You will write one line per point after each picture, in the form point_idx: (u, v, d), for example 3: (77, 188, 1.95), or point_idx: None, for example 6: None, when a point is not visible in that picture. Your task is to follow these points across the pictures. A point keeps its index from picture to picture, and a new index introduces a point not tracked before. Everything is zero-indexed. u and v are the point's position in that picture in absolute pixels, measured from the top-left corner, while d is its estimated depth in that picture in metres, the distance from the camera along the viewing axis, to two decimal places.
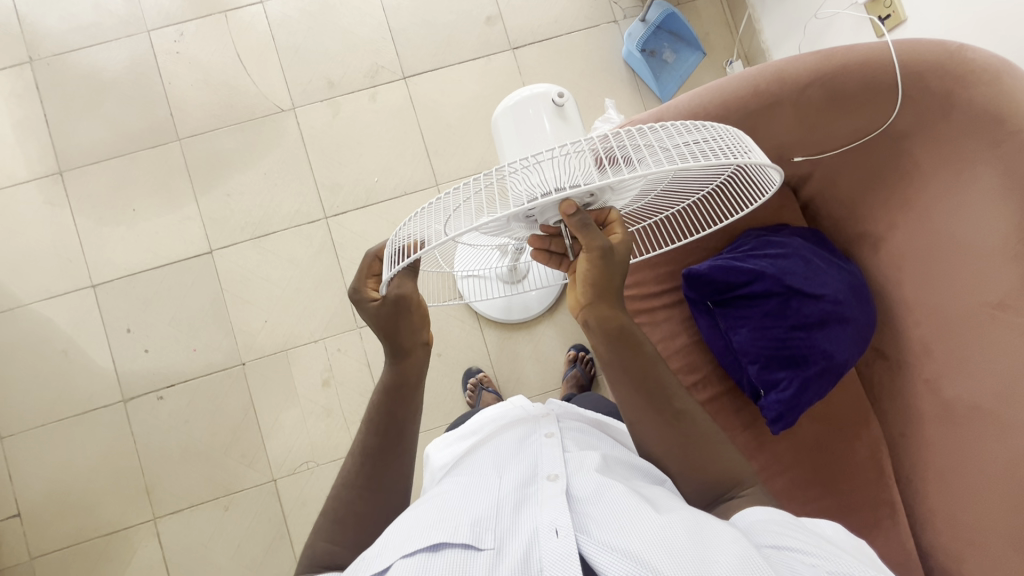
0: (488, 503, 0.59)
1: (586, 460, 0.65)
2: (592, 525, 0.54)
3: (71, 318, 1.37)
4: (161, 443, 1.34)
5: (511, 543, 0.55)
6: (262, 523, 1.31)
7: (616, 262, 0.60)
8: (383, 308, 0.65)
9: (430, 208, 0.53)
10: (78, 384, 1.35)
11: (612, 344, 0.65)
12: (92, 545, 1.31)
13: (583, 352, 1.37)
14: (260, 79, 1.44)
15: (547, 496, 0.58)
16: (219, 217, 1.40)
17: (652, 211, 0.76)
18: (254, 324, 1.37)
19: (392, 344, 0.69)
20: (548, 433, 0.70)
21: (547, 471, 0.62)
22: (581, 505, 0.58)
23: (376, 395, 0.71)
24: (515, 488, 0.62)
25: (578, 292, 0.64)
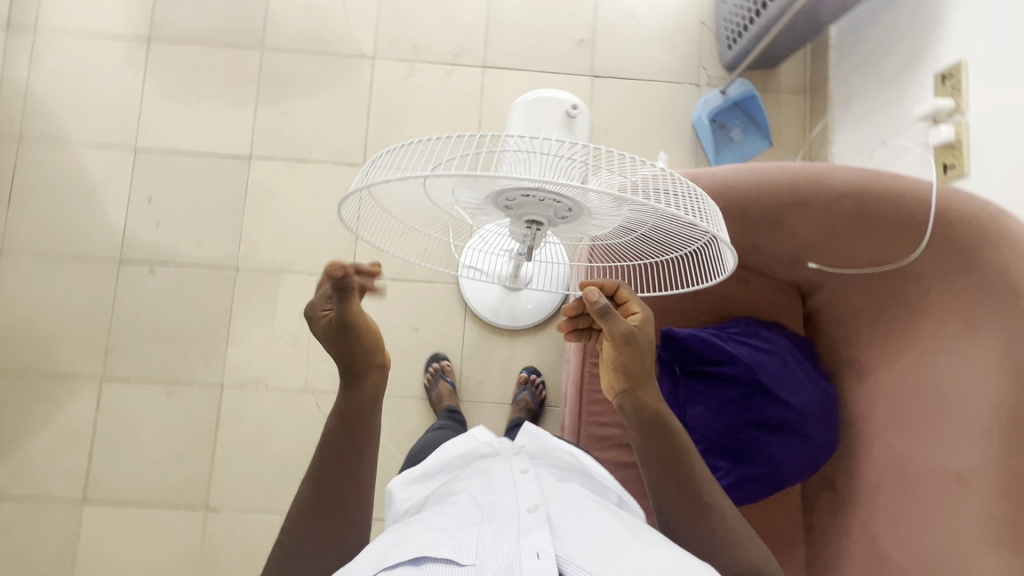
0: (467, 531, 0.60)
1: (565, 499, 0.67)
2: (573, 551, 0.56)
3: (105, 171, 1.44)
4: (136, 313, 1.38)
5: (491, 557, 0.56)
6: (195, 422, 1.35)
7: (640, 346, 0.69)
8: (337, 329, 0.66)
9: (403, 153, 0.54)
10: (87, 231, 1.41)
11: (641, 434, 0.69)
12: (37, 381, 1.35)
13: (536, 375, 1.38)
14: (356, 22, 1.50)
15: (527, 525, 0.59)
16: (269, 130, 1.46)
17: (629, 253, 0.75)
18: (260, 238, 1.41)
19: (345, 367, 0.69)
20: (523, 470, 0.72)
21: (527, 504, 0.64)
22: (560, 533, 0.59)
23: (330, 424, 0.69)
24: (492, 519, 0.62)
25: (611, 378, 0.72)
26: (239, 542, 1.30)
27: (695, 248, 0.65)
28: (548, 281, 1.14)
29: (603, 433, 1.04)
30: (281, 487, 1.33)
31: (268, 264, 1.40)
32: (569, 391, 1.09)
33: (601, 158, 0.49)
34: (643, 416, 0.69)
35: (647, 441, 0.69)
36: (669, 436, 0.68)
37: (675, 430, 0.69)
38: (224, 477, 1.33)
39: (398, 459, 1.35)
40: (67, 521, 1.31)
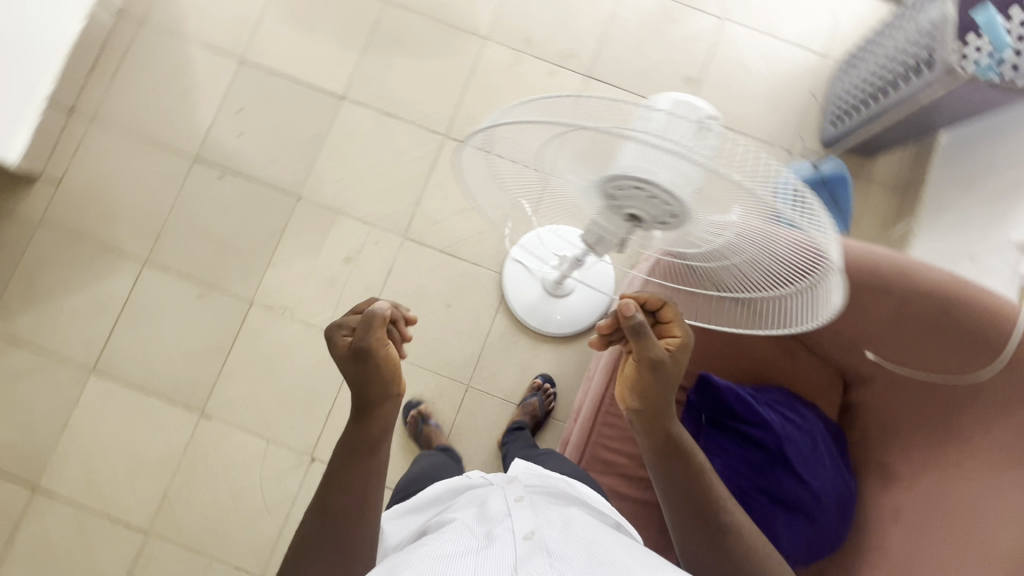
0: (465, 557, 0.65)
1: (561, 526, 0.73)
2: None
3: (207, 72, 1.49)
4: (194, 211, 1.43)
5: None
6: (218, 329, 1.39)
7: (665, 375, 0.68)
8: (355, 354, 0.69)
9: (529, 112, 0.48)
10: (173, 122, 1.47)
11: (653, 453, 0.72)
12: (87, 246, 1.41)
13: (548, 385, 1.37)
14: (480, 0, 1.53)
15: (522, 554, 0.64)
16: (368, 77, 1.49)
17: (703, 281, 0.73)
18: (329, 176, 1.45)
19: (359, 393, 0.72)
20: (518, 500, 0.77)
21: (522, 531, 0.69)
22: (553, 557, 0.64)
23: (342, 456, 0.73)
24: (491, 545, 0.67)
25: (626, 395, 0.73)
26: (224, 453, 1.34)
27: (790, 292, 0.61)
28: (592, 280, 1.28)
29: (607, 458, 1.03)
30: (276, 416, 1.36)
31: (329, 203, 1.44)
32: (585, 408, 1.07)
33: (752, 163, 0.45)
34: (654, 437, 0.71)
35: (663, 466, 0.71)
36: (681, 458, 0.70)
37: (694, 456, 0.71)
38: (228, 390, 1.37)
39: (394, 425, 1.37)
40: (72, 385, 1.35)
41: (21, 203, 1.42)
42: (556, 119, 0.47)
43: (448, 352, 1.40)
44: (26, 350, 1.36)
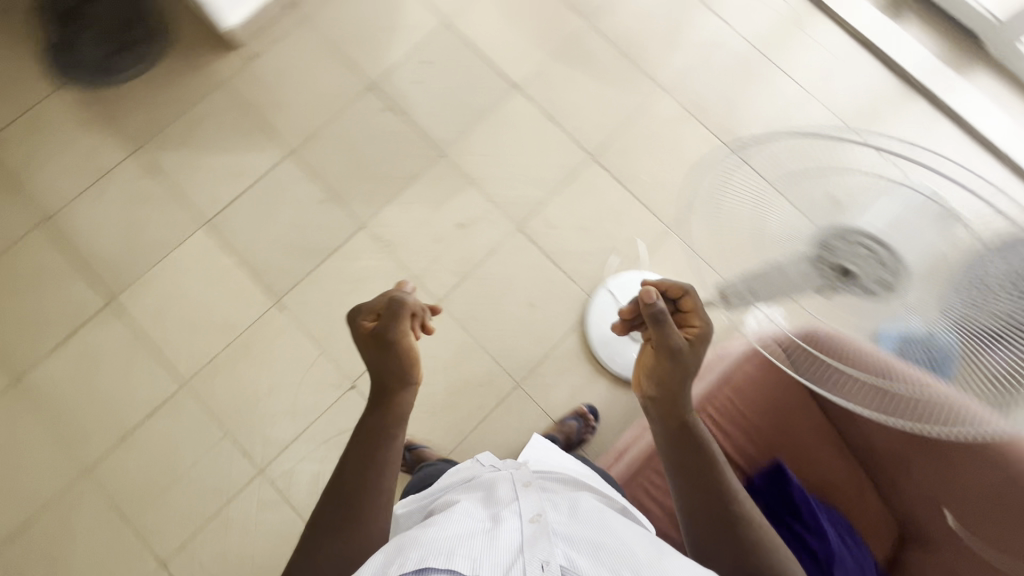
0: (470, 537, 0.68)
1: (572, 512, 0.76)
2: (572, 556, 0.66)
3: (409, 20, 1.61)
4: (348, 129, 1.53)
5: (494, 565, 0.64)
6: (322, 237, 1.47)
7: (682, 362, 0.74)
8: (376, 340, 0.79)
9: (811, 141, 0.66)
10: (363, 49, 1.59)
11: (667, 436, 0.76)
12: (247, 122, 1.53)
13: (592, 417, 1.36)
14: (668, 55, 1.62)
15: (530, 536, 0.69)
16: (544, 79, 1.59)
17: (838, 354, 0.69)
18: (475, 148, 1.53)
19: (378, 380, 0.80)
20: (525, 485, 0.81)
21: (530, 514, 0.73)
22: (558, 539, 0.69)
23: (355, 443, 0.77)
24: (498, 525, 0.71)
25: (645, 382, 0.78)
26: (280, 346, 1.41)
27: None
28: None
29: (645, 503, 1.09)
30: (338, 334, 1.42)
31: (466, 172, 1.52)
32: (633, 448, 1.15)
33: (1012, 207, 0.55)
34: (671, 420, 0.76)
35: (671, 451, 0.75)
36: (695, 445, 0.74)
37: (704, 443, 0.75)
38: (307, 294, 1.44)
39: (436, 390, 1.40)
40: (183, 230, 1.46)
41: (211, 64, 1.56)
42: (838, 160, 0.65)
43: (512, 348, 1.43)
44: (161, 184, 1.49)
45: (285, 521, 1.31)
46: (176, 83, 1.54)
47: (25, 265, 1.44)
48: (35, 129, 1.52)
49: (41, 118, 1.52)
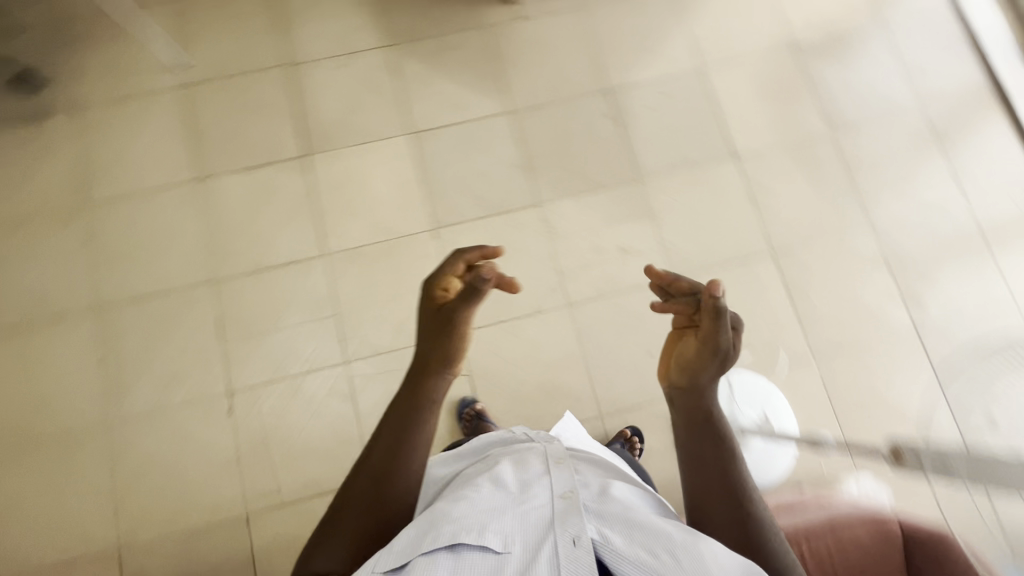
0: (503, 511, 0.67)
1: (603, 486, 0.72)
2: (606, 536, 0.64)
3: (667, 50, 1.65)
4: (567, 117, 1.59)
5: (526, 541, 0.63)
6: (499, 196, 1.52)
7: (721, 356, 0.73)
8: (440, 316, 0.78)
9: None
10: (615, 56, 1.64)
11: (691, 428, 0.75)
12: (486, 69, 1.62)
13: (635, 437, 1.34)
14: (890, 197, 1.57)
15: (562, 514, 0.66)
16: (763, 162, 1.58)
17: None
18: (669, 190, 1.55)
19: (426, 351, 0.80)
20: (557, 458, 0.76)
21: (561, 489, 0.69)
22: (592, 517, 0.66)
23: (392, 416, 0.78)
24: (526, 499, 0.69)
25: (671, 369, 0.76)
26: (416, 269, 1.47)
27: None
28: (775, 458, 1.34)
29: None
30: None
31: (651, 207, 1.53)
32: None
33: None
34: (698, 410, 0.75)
35: (692, 438, 0.75)
36: (717, 438, 0.74)
37: (726, 435, 0.74)
38: (462, 237, 1.49)
39: (527, 380, 1.41)
40: (391, 130, 1.56)
41: (482, 6, 1.66)
42: None
43: (611, 383, 1.42)
44: (393, 84, 1.60)
45: (343, 417, 1.36)
46: (450, 7, 1.65)
47: (254, 92, 1.58)
48: None
49: None
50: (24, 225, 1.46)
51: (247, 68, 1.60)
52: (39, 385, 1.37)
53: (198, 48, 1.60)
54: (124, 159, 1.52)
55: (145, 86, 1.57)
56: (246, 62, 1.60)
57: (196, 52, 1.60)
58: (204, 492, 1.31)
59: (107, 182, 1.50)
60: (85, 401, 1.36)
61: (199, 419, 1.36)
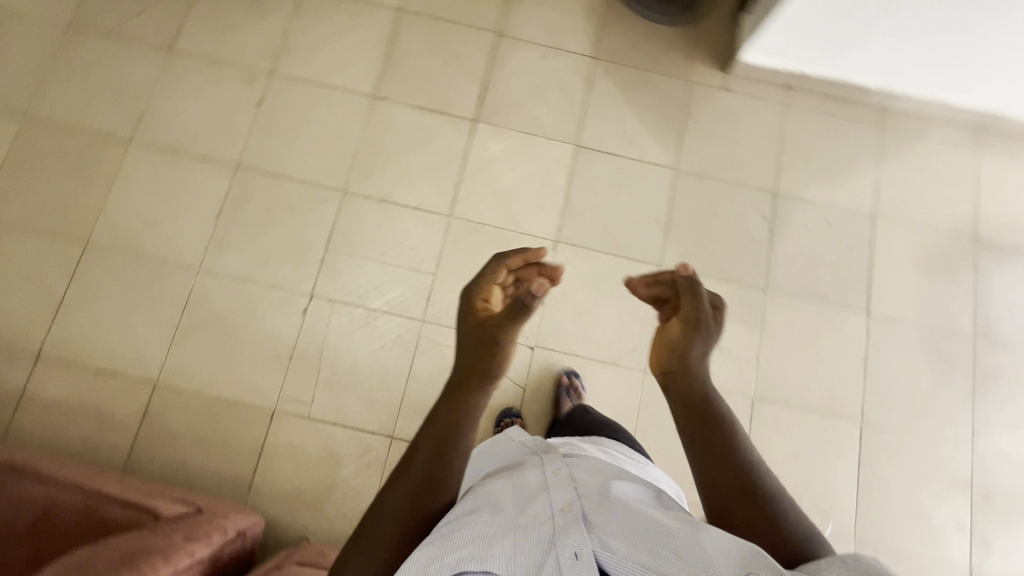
0: (501, 532, 0.55)
1: (602, 488, 0.61)
2: (611, 542, 0.52)
3: (849, 181, 1.60)
4: (723, 198, 1.56)
5: (526, 567, 0.51)
6: (627, 240, 1.51)
7: (703, 332, 0.72)
8: (485, 337, 0.68)
9: None
10: (796, 163, 1.60)
11: (685, 408, 0.69)
12: (670, 118, 1.61)
13: (571, 376, 1.40)
14: (1006, 427, 1.46)
15: (562, 527, 0.54)
16: (892, 330, 1.51)
17: None
18: (788, 312, 1.50)
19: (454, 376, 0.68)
20: (555, 470, 0.66)
21: (559, 501, 0.58)
22: (594, 526, 0.54)
23: (438, 424, 0.63)
24: (520, 516, 0.57)
25: (661, 354, 0.73)
26: None
27: None
28: None
29: None
30: None
31: (764, 319, 1.49)
32: None
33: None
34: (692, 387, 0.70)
35: (690, 421, 0.67)
36: (711, 413, 0.67)
37: (719, 404, 0.68)
38: (575, 260, 1.49)
39: None
40: (561, 134, 1.57)
41: (693, 60, 1.65)
42: None
43: None
44: (583, 94, 1.60)
45: (396, 367, 1.39)
46: (667, 50, 1.65)
47: (455, 40, 1.62)
48: None
49: None
50: (213, 66, 1.54)
51: (463, 19, 1.63)
52: (160, 209, 1.44)
53: None
54: (321, 49, 1.58)
55: None
56: (464, 14, 1.63)
57: None
58: (249, 371, 1.36)
59: (297, 61, 1.57)
60: (190, 242, 1.43)
61: (273, 304, 1.40)
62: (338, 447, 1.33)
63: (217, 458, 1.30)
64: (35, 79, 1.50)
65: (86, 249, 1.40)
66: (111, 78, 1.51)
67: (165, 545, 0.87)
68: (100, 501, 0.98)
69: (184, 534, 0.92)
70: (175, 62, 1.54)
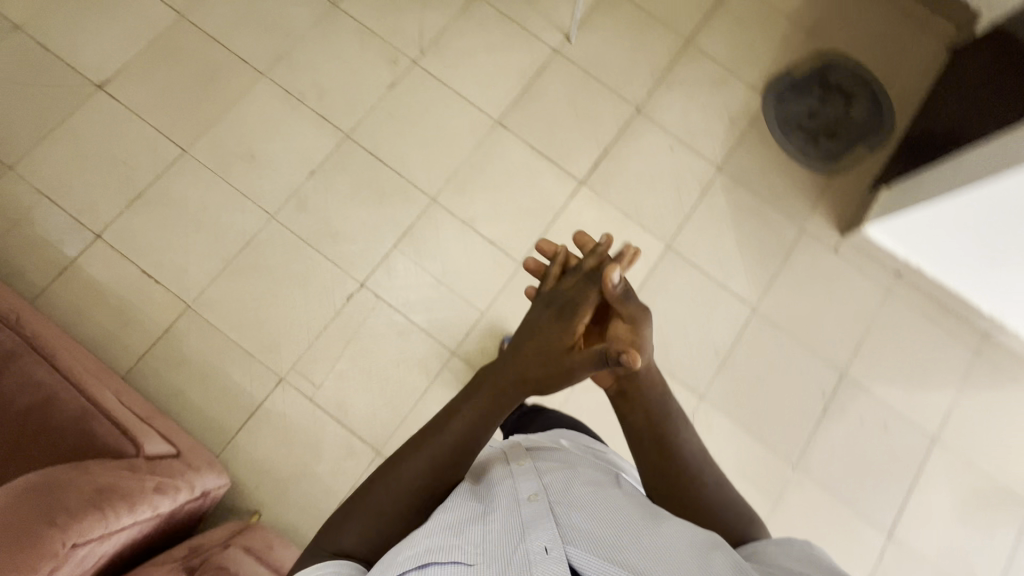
0: (474, 526, 0.62)
1: (565, 486, 0.68)
2: (576, 534, 0.60)
3: (923, 394, 1.50)
4: (790, 358, 1.49)
5: (498, 549, 0.59)
6: (680, 359, 1.45)
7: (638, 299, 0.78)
8: (567, 374, 0.72)
9: None
10: (876, 354, 1.52)
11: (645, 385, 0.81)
12: (769, 257, 1.55)
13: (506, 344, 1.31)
14: None
15: (531, 520, 0.62)
16: (907, 563, 1.40)
17: None
18: (809, 499, 1.41)
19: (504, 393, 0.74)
20: (521, 465, 0.74)
21: (528, 496, 0.66)
22: (560, 519, 0.62)
23: (469, 417, 0.73)
24: (493, 511, 0.64)
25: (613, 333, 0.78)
26: None
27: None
28: None
29: None
30: (584, 394, 1.45)
31: (782, 496, 1.41)
32: None
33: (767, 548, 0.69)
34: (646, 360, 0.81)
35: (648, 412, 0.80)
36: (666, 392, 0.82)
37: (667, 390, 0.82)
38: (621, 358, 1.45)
39: None
40: (658, 229, 1.53)
41: (815, 211, 1.59)
42: None
43: None
44: (693, 199, 1.56)
45: (410, 387, 1.36)
46: (792, 190, 1.60)
47: (593, 99, 1.60)
48: (717, 81, 1.65)
49: (728, 84, 1.65)
50: (363, 36, 1.56)
51: (609, 83, 1.61)
52: (261, 147, 1.47)
53: (592, 36, 1.64)
54: (467, 59, 1.58)
55: (531, 24, 1.62)
56: (612, 78, 1.62)
57: (588, 38, 1.63)
58: (275, 333, 1.36)
59: (440, 61, 1.57)
60: (274, 190, 1.44)
61: (325, 279, 1.40)
62: (326, 440, 1.31)
63: (211, 402, 1.30)
64: None
65: (183, 156, 1.44)
66: (269, 10, 1.56)
67: (135, 490, 0.85)
68: (94, 413, 0.97)
69: (156, 483, 0.91)
70: (331, 19, 1.57)
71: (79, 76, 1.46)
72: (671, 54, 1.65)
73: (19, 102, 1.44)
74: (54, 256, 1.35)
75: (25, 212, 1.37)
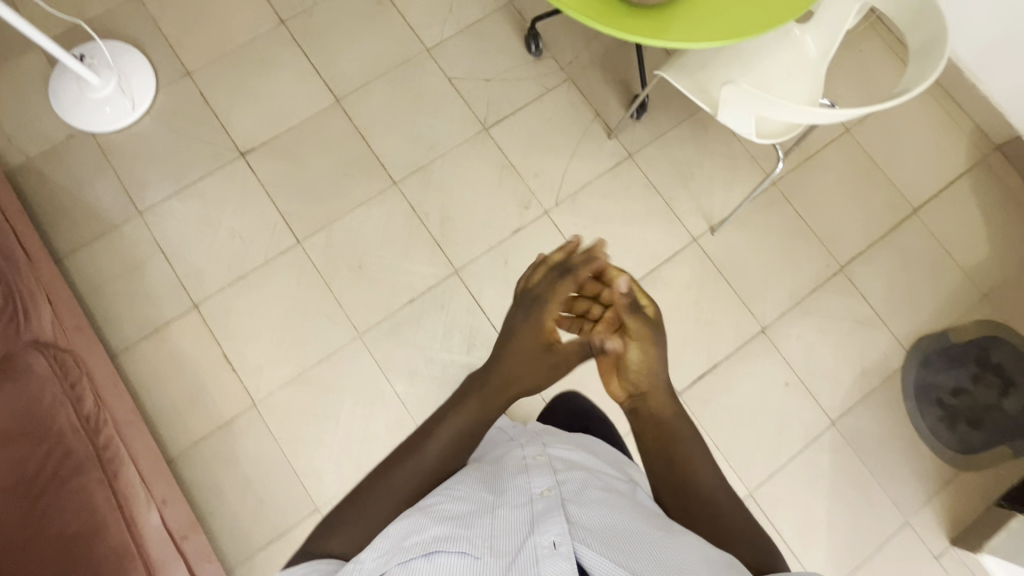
0: (484, 516, 0.64)
1: (581, 482, 0.69)
2: (589, 534, 0.60)
3: None
4: None
5: (510, 545, 0.60)
6: None
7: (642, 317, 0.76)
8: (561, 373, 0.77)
9: None
10: None
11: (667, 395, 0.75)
12: (858, 541, 1.37)
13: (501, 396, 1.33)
14: None
15: (544, 512, 0.63)
16: None
17: None
18: None
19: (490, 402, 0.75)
20: (535, 451, 0.75)
21: (540, 488, 0.66)
22: (573, 515, 0.63)
23: (451, 422, 0.74)
24: (505, 503, 0.65)
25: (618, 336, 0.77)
26: None
27: None
28: None
29: None
30: None
31: None
32: None
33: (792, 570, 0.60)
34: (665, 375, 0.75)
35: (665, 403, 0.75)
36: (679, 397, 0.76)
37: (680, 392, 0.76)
38: None
39: None
40: (744, 470, 1.39)
41: (925, 505, 1.40)
42: None
43: None
44: (793, 447, 1.41)
45: None
46: (906, 473, 1.41)
47: (719, 303, 1.47)
48: (860, 322, 1.48)
49: (871, 329, 1.48)
50: (503, 171, 1.51)
51: (740, 290, 1.48)
52: (370, 260, 1.43)
53: (737, 234, 1.51)
54: (600, 223, 1.50)
55: (677, 205, 1.52)
56: (745, 286, 1.48)
57: (732, 235, 1.51)
58: (325, 459, 1.33)
59: (573, 218, 1.49)
60: (369, 308, 1.41)
61: (389, 418, 1.36)
62: None
63: (247, 509, 1.29)
64: (366, 77, 1.54)
65: (296, 247, 1.43)
66: (423, 119, 1.53)
67: None
68: (134, 555, 0.98)
69: None
70: (477, 144, 1.52)
71: (229, 138, 1.49)
72: (818, 277, 1.50)
73: (168, 147, 1.47)
74: (150, 313, 1.37)
75: (139, 261, 1.40)
